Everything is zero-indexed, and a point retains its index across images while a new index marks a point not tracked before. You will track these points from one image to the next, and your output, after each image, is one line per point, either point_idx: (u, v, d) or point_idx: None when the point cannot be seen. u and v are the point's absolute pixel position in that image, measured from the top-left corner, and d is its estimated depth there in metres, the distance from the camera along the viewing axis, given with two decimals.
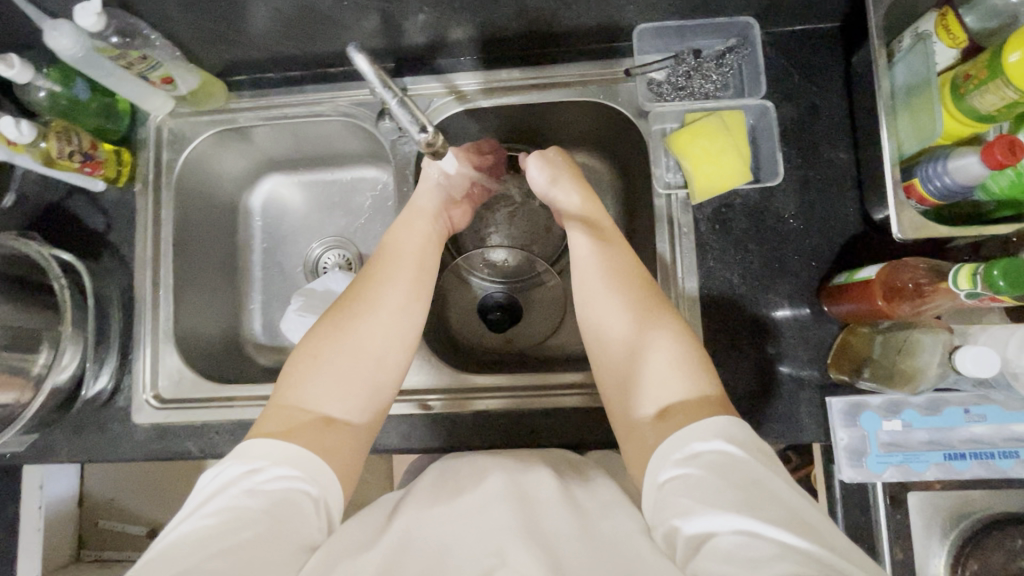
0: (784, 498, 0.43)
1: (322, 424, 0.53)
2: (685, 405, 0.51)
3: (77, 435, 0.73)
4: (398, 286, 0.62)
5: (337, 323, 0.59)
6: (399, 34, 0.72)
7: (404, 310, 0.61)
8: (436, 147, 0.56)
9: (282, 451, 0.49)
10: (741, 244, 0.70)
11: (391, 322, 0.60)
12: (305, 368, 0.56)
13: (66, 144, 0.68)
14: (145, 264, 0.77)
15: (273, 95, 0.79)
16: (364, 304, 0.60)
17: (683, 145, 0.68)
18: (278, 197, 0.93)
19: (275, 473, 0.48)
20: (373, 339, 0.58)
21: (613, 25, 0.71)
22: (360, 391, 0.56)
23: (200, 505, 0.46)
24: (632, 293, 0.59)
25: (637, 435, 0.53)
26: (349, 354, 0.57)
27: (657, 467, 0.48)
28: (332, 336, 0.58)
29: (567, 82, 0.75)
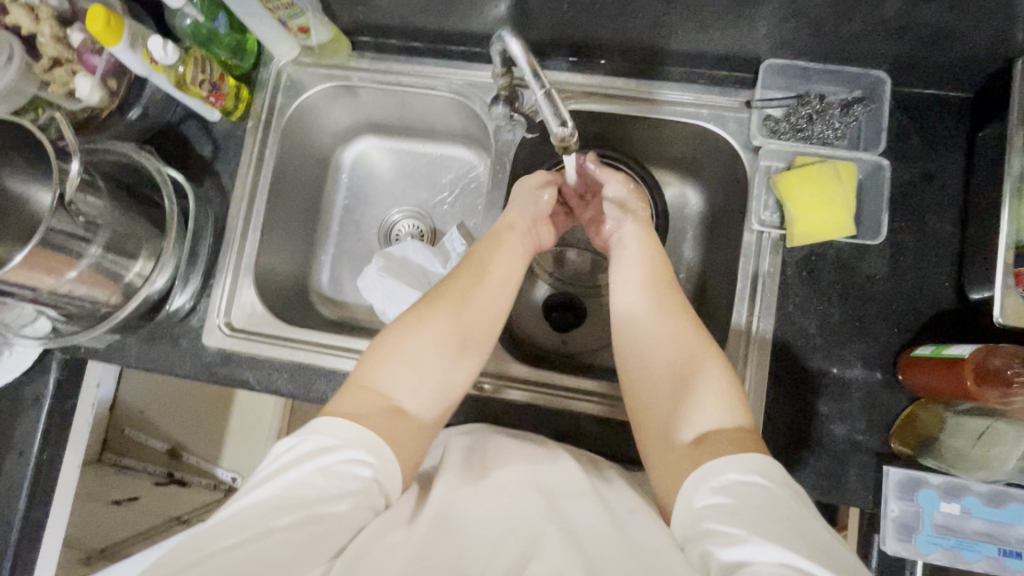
0: (811, 531, 0.44)
1: (393, 414, 0.53)
2: (724, 436, 0.52)
3: (150, 344, 0.77)
4: (488, 287, 0.62)
5: (425, 316, 0.59)
6: (529, 26, 0.73)
7: (488, 312, 0.61)
8: (567, 144, 0.56)
9: (357, 436, 0.49)
10: (824, 296, 0.69)
11: (478, 323, 0.60)
12: (383, 357, 0.56)
13: (201, 72, 0.72)
14: (241, 197, 0.80)
15: (391, 61, 0.82)
16: (457, 305, 0.60)
17: (791, 186, 0.67)
18: (367, 159, 0.96)
19: (348, 455, 0.48)
20: (452, 341, 0.58)
21: (741, 55, 0.71)
22: (437, 385, 0.57)
23: (273, 475, 0.47)
24: (690, 332, 0.60)
25: (664, 453, 0.54)
26: (430, 355, 0.57)
27: (695, 488, 0.49)
28: (417, 331, 0.57)
29: (680, 102, 0.75)
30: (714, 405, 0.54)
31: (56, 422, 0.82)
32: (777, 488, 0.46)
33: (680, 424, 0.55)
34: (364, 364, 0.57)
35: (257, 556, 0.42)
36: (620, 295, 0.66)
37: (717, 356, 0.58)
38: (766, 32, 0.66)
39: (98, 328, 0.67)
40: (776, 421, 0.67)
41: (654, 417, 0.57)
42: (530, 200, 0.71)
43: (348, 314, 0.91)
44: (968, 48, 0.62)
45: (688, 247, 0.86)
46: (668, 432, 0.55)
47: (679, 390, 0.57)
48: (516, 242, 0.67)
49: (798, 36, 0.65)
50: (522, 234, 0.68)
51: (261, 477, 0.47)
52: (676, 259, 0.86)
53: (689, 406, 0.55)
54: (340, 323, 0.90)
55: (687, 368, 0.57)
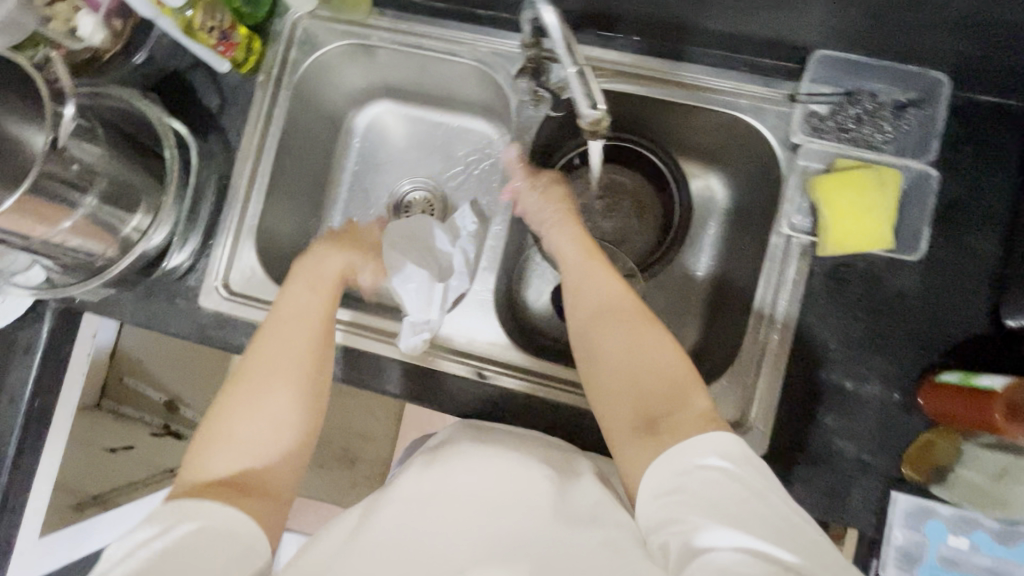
0: (769, 509, 0.44)
1: (235, 489, 0.50)
2: (685, 419, 0.51)
3: (145, 301, 0.75)
4: (298, 323, 0.58)
5: (242, 388, 0.54)
6: None
7: (309, 335, 0.58)
8: (598, 128, 0.56)
9: (198, 518, 0.46)
10: (849, 309, 0.66)
11: (303, 350, 0.57)
12: (220, 420, 0.53)
13: (209, 19, 0.69)
14: (247, 155, 0.77)
15: (413, 22, 0.77)
16: (254, 369, 0.55)
17: (829, 191, 0.62)
18: (381, 124, 0.91)
19: (181, 530, 0.45)
20: (277, 399, 0.54)
21: (790, 43, 0.65)
22: (283, 419, 0.54)
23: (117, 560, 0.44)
24: (641, 329, 0.56)
25: (625, 445, 0.52)
26: (261, 420, 0.53)
27: (656, 480, 0.49)
28: (234, 406, 0.53)
29: (717, 90, 0.70)
30: (676, 395, 0.52)
31: (48, 371, 0.81)
32: (733, 470, 0.46)
33: (638, 414, 0.53)
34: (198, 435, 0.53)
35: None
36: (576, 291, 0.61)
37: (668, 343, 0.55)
38: (820, 20, 0.61)
39: (90, 281, 0.65)
40: (784, 435, 0.65)
41: (612, 408, 0.55)
42: (311, 276, 0.63)
43: None
44: None
45: (708, 244, 0.82)
46: (627, 421, 0.53)
47: (642, 383, 0.54)
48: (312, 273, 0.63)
49: (856, 27, 0.60)
50: (311, 282, 0.63)
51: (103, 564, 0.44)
52: (695, 256, 0.82)
53: (648, 397, 0.53)
54: None
55: (649, 360, 0.54)
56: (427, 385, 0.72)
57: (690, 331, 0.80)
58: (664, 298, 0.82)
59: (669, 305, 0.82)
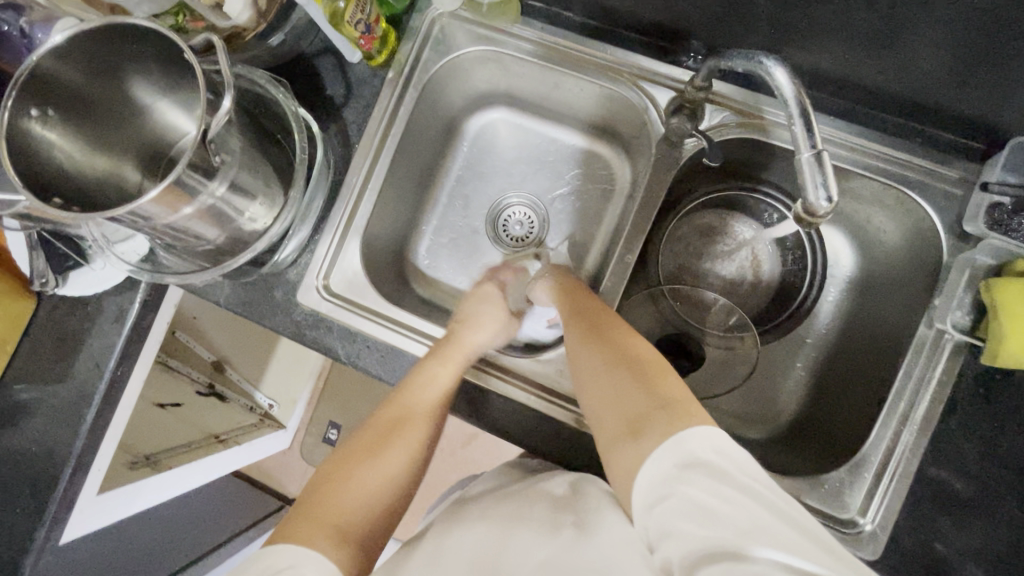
0: (762, 517, 0.41)
1: (339, 537, 0.50)
2: (661, 418, 0.47)
3: (244, 289, 0.73)
4: (422, 403, 0.63)
5: (373, 445, 0.59)
6: (738, 33, 0.62)
7: (427, 428, 0.62)
8: (814, 219, 0.50)
9: (297, 554, 0.47)
10: (997, 420, 0.60)
11: (417, 433, 0.61)
12: (339, 469, 0.57)
13: (359, 12, 0.65)
14: (365, 153, 0.73)
15: (558, 36, 0.72)
16: (396, 426, 0.61)
17: (1012, 299, 0.56)
18: (493, 132, 0.87)
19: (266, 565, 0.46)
20: (395, 464, 0.58)
21: (985, 123, 0.59)
22: (385, 495, 0.56)
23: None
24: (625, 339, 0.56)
25: (615, 459, 0.49)
26: (378, 477, 0.56)
27: (646, 488, 0.46)
28: (363, 459, 0.57)
29: (887, 158, 0.64)
30: (658, 391, 0.50)
31: (134, 340, 0.80)
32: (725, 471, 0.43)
33: (623, 425, 0.50)
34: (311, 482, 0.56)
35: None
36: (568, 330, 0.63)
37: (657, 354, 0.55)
38: None
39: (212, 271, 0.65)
40: (901, 542, 0.61)
41: (603, 426, 0.52)
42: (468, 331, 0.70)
43: (440, 294, 0.85)
44: None
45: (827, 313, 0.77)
46: (616, 433, 0.50)
47: (625, 382, 0.52)
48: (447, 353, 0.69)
49: None
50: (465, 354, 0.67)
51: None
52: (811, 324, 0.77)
53: (628, 403, 0.50)
54: (431, 303, 0.85)
55: (633, 360, 0.54)
56: (522, 421, 0.69)
57: (795, 404, 0.75)
58: (770, 363, 0.77)
59: (775, 371, 0.77)
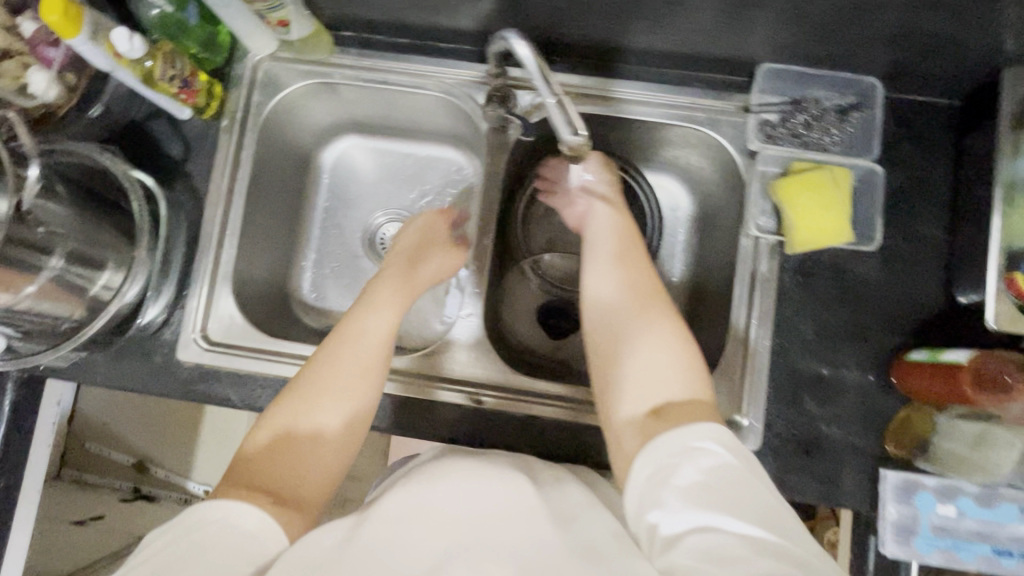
0: (753, 495, 0.44)
1: (274, 499, 0.49)
2: (683, 409, 0.50)
3: (118, 361, 0.71)
4: (353, 340, 0.59)
5: (309, 393, 0.55)
6: (522, 24, 0.70)
7: (367, 366, 0.58)
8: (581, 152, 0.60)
9: (222, 511, 0.46)
10: (820, 300, 0.70)
11: (357, 372, 0.57)
12: (284, 414, 0.54)
13: (170, 67, 0.67)
14: (217, 202, 0.75)
15: (376, 58, 0.78)
16: (335, 368, 0.57)
17: (790, 194, 0.67)
18: (349, 159, 0.91)
19: (191, 527, 0.46)
20: (337, 414, 0.55)
21: (739, 58, 0.70)
22: (330, 447, 0.54)
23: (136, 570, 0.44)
24: (669, 309, 0.58)
25: (623, 434, 0.52)
26: (314, 435, 0.54)
27: (645, 465, 0.47)
28: (301, 409, 0.54)
29: (675, 105, 0.74)
30: (689, 383, 0.52)
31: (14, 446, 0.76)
32: (722, 455, 0.46)
33: (641, 402, 0.52)
34: (251, 442, 0.54)
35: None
36: (592, 279, 0.63)
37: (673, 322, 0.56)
38: (762, 35, 0.65)
39: (60, 348, 0.62)
40: (773, 427, 0.68)
41: (614, 398, 0.54)
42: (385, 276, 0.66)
43: (332, 321, 0.87)
44: (960, 56, 0.62)
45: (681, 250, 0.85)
46: (631, 409, 0.52)
47: (643, 347, 0.55)
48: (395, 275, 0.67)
49: (797, 40, 0.65)
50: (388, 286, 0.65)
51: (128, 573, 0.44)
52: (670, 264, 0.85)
53: (657, 378, 0.53)
54: (324, 332, 0.86)
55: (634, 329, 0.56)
56: (425, 416, 0.72)
57: None
58: None
59: None
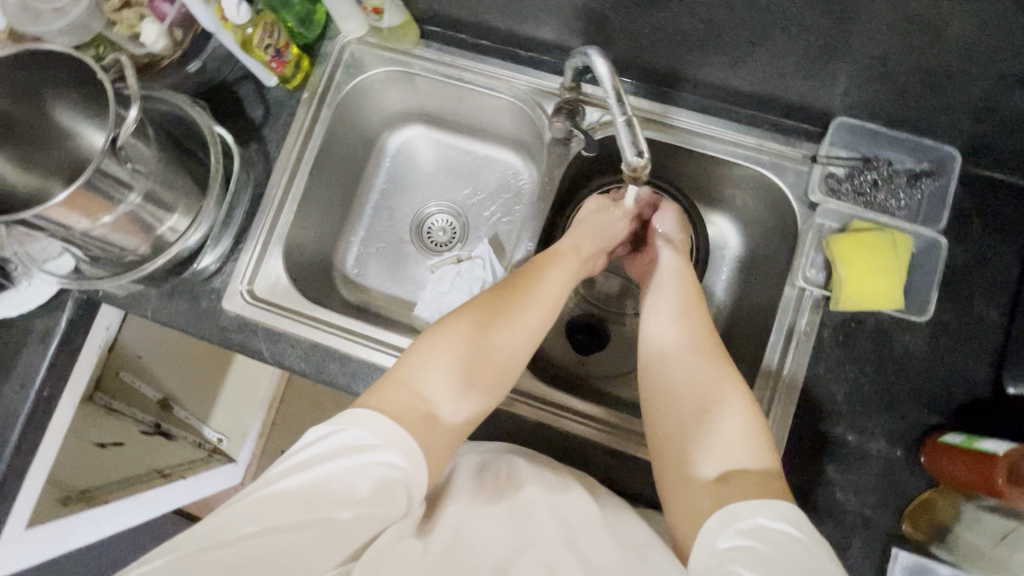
0: (810, 564, 0.44)
1: (428, 420, 0.54)
2: (749, 478, 0.51)
3: (169, 298, 0.76)
4: (543, 300, 0.65)
5: (479, 324, 0.61)
6: (603, 44, 0.72)
7: (541, 322, 0.64)
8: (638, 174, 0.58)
9: (383, 423, 0.51)
10: (857, 363, 0.68)
11: (516, 342, 0.61)
12: (434, 345, 0.59)
13: (267, 37, 0.72)
14: (284, 167, 0.79)
15: (456, 55, 0.81)
16: (503, 313, 0.62)
17: (844, 251, 0.65)
18: (412, 147, 0.95)
19: (383, 457, 0.49)
20: (496, 351, 0.60)
21: (814, 108, 0.70)
22: (484, 378, 0.59)
23: (303, 460, 0.48)
24: (728, 365, 0.60)
25: (683, 496, 0.53)
26: (476, 362, 0.59)
27: (710, 530, 0.48)
28: (466, 337, 0.60)
29: (740, 144, 0.74)
30: (755, 449, 0.53)
31: (61, 360, 0.81)
32: (804, 538, 0.45)
33: (706, 465, 0.53)
34: (404, 363, 0.57)
35: (272, 550, 0.43)
36: (654, 326, 0.66)
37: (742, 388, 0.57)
38: (843, 89, 0.65)
39: (125, 276, 0.69)
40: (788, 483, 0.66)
41: (676, 455, 0.55)
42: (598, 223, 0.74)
43: (368, 298, 0.90)
44: None
45: (721, 289, 0.84)
46: (694, 472, 0.53)
47: (692, 407, 0.57)
48: (572, 261, 0.69)
49: (878, 98, 0.64)
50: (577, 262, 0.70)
51: (297, 460, 0.48)
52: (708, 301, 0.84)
53: (717, 441, 0.54)
54: (359, 307, 0.89)
55: (707, 390, 0.57)
56: None
57: None
58: None
59: None
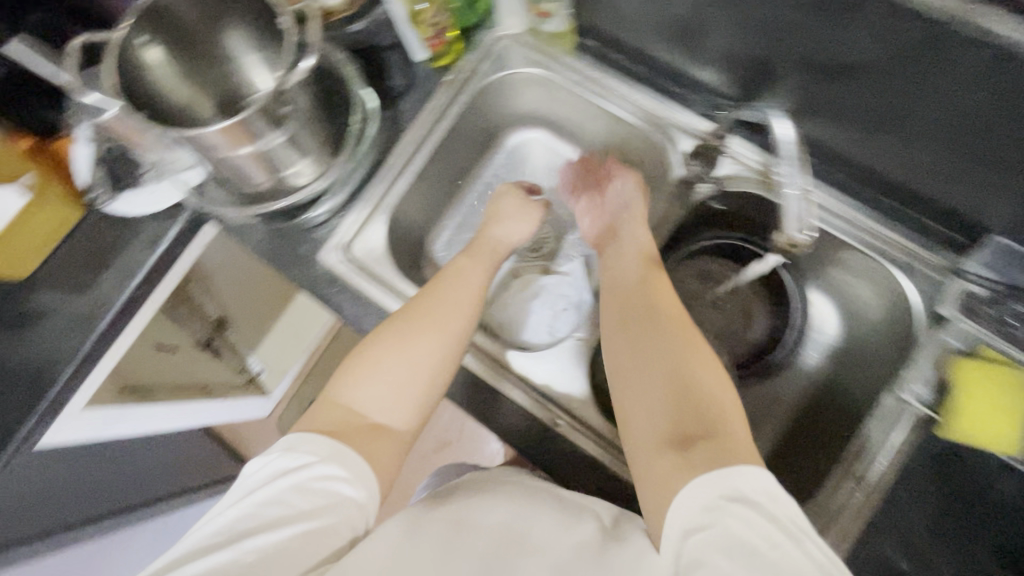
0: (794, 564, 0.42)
1: (371, 434, 0.57)
2: (709, 446, 0.49)
3: (271, 236, 0.78)
4: (449, 301, 0.66)
5: (400, 335, 0.62)
6: (759, 98, 0.70)
7: (461, 325, 0.64)
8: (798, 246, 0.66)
9: (314, 442, 0.54)
10: (945, 498, 0.62)
11: (433, 348, 0.62)
12: (364, 357, 0.61)
13: (435, 17, 0.73)
14: (410, 140, 0.81)
15: (605, 74, 0.81)
16: (424, 323, 0.63)
17: (967, 378, 0.62)
18: (528, 150, 0.95)
19: (323, 472, 0.52)
20: (421, 360, 0.61)
21: (968, 219, 0.65)
22: (411, 377, 0.60)
23: (247, 493, 0.51)
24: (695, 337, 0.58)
25: (652, 474, 0.50)
26: (403, 364, 0.60)
27: (682, 516, 0.46)
28: (386, 344, 0.61)
29: (873, 233, 0.71)
30: (719, 416, 0.51)
31: (159, 266, 0.85)
32: (780, 522, 0.44)
33: (665, 435, 0.52)
34: (335, 386, 0.60)
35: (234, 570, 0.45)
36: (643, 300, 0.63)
37: (712, 352, 0.57)
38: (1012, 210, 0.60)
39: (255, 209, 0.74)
40: None
41: (643, 431, 0.54)
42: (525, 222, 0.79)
43: None
44: None
45: (806, 374, 0.80)
46: (654, 442, 0.52)
47: (661, 384, 0.55)
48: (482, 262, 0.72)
49: None
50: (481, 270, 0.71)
51: (241, 495, 0.51)
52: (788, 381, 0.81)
53: (686, 414, 0.52)
54: None
55: (665, 368, 0.55)
56: (499, 411, 0.72)
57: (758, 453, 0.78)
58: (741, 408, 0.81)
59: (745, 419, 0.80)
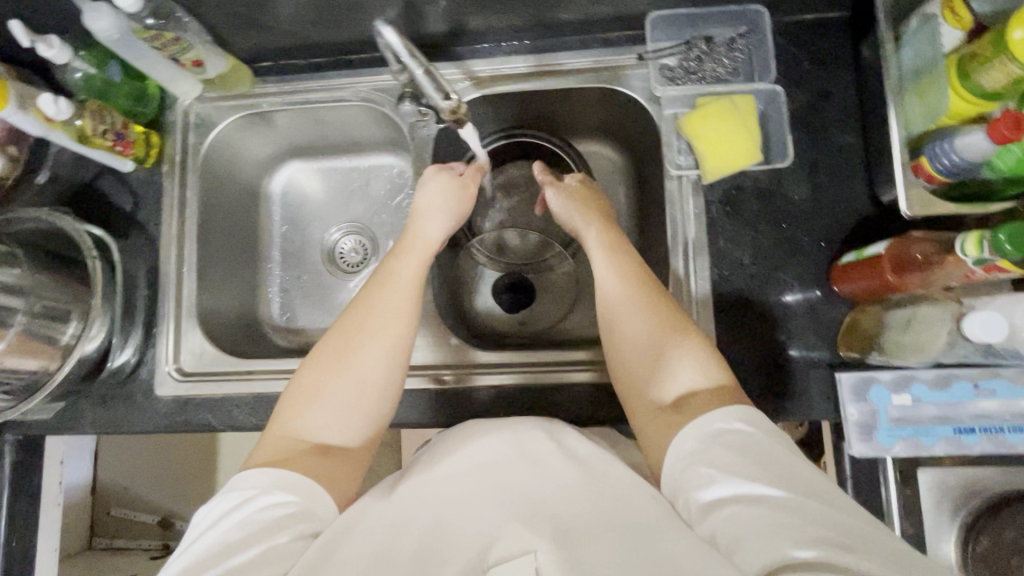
0: (792, 466, 0.44)
1: (320, 454, 0.51)
2: (703, 397, 0.51)
3: (104, 406, 0.75)
4: (392, 299, 0.58)
5: (339, 351, 0.56)
6: (420, 21, 0.74)
7: (404, 321, 0.58)
8: (458, 114, 0.64)
9: (267, 474, 0.49)
10: (750, 225, 0.70)
11: (382, 354, 0.56)
12: (311, 384, 0.54)
13: (100, 123, 0.72)
14: (170, 242, 0.79)
15: (297, 81, 0.83)
16: (365, 325, 0.57)
17: (695, 127, 0.70)
18: (297, 183, 0.95)
19: (268, 500, 0.47)
20: (374, 369, 0.55)
21: (627, 13, 0.74)
22: (368, 396, 0.54)
23: (187, 549, 0.45)
24: (654, 285, 0.59)
25: (646, 423, 0.53)
26: (356, 386, 0.54)
27: (679, 442, 0.48)
28: (332, 368, 0.55)
29: (578, 68, 0.78)
30: (702, 365, 0.53)
31: (21, 505, 0.78)
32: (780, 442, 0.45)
33: (658, 393, 0.54)
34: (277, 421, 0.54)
35: None
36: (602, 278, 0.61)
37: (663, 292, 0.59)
38: None
39: (31, 398, 0.63)
40: (730, 355, 0.68)
41: (631, 384, 0.56)
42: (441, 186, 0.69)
43: (303, 338, 0.89)
44: None
45: (623, 207, 0.87)
46: (649, 398, 0.54)
47: (640, 349, 0.56)
48: (423, 252, 0.64)
49: None
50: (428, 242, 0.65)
51: (182, 549, 0.45)
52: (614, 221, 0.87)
53: (667, 371, 0.54)
54: (297, 350, 0.88)
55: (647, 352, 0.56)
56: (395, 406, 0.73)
57: None
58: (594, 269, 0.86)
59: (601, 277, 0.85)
